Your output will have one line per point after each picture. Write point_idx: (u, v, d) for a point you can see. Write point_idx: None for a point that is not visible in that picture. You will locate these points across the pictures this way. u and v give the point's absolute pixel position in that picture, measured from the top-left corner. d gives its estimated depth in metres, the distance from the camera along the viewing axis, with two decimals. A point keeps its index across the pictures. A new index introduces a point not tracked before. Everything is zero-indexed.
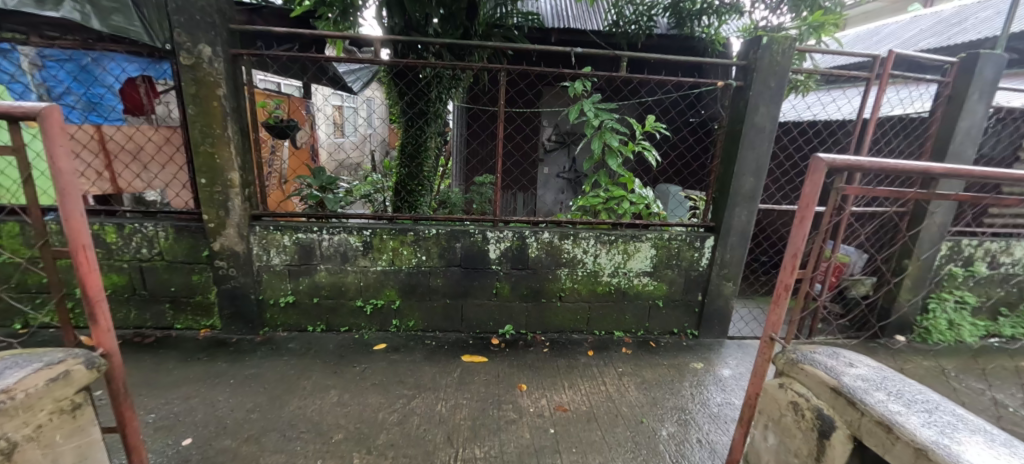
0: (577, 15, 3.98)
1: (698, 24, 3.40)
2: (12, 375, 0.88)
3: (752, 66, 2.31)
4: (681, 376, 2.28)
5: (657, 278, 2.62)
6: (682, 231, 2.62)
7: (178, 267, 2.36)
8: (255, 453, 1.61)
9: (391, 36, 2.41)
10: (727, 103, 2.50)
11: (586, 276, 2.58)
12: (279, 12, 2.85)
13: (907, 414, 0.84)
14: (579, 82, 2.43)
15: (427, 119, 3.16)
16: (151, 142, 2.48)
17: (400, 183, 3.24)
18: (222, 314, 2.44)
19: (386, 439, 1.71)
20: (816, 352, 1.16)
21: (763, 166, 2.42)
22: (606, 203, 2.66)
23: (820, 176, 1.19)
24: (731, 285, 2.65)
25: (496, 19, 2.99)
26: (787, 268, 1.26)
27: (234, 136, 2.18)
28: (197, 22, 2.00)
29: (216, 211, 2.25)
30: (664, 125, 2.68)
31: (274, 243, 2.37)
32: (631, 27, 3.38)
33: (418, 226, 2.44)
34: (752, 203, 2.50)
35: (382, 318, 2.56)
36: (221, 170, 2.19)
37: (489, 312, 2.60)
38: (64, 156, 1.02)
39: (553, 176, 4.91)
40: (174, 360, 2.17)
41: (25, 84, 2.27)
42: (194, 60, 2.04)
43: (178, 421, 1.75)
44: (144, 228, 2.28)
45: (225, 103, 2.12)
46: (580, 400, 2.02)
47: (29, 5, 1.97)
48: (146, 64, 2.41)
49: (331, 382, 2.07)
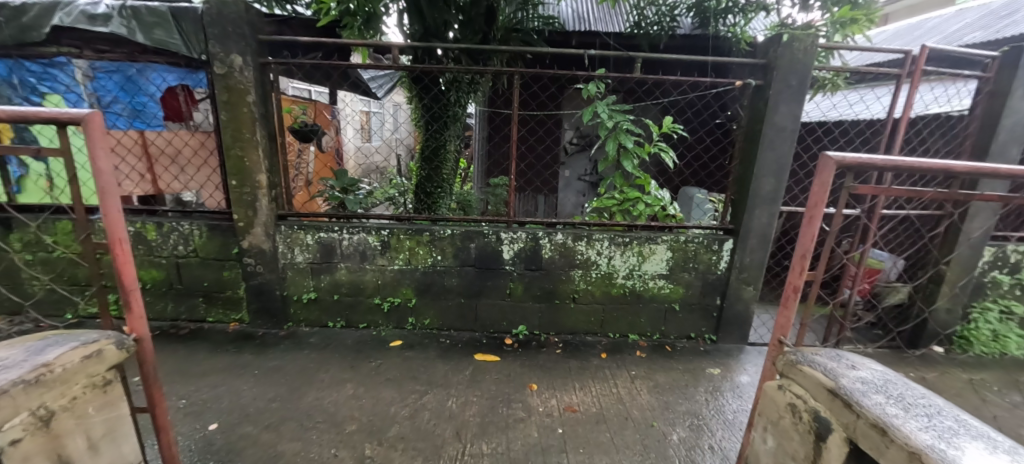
0: (599, 17, 3.97)
1: (723, 23, 3.34)
2: (52, 351, 0.97)
3: (772, 64, 2.25)
4: (696, 381, 2.24)
5: (673, 281, 2.58)
6: (700, 234, 2.57)
7: (211, 264, 2.51)
8: (274, 439, 1.70)
9: (410, 42, 2.48)
10: (747, 103, 2.45)
11: (600, 277, 2.57)
12: (308, 22, 2.99)
13: (905, 417, 0.82)
14: (593, 84, 2.40)
15: (445, 122, 3.23)
16: (187, 147, 2.57)
17: (420, 185, 3.31)
18: (249, 309, 2.57)
19: (397, 431, 1.77)
20: (818, 354, 1.16)
21: (785, 166, 2.35)
22: (621, 205, 2.62)
23: (830, 173, 1.17)
24: (751, 289, 2.57)
25: (517, 23, 3.11)
26: (796, 269, 1.25)
27: (261, 139, 2.31)
28: (228, 33, 2.14)
29: (245, 210, 2.38)
30: (682, 126, 2.62)
31: (298, 241, 2.48)
32: (653, 28, 3.44)
33: (433, 226, 2.50)
34: (773, 205, 2.42)
35: (398, 315, 2.63)
36: (250, 172, 2.32)
37: (501, 312, 2.63)
38: (101, 159, 1.11)
39: (574, 179, 4.90)
40: (205, 351, 2.31)
41: (78, 94, 2.45)
42: (226, 70, 2.18)
43: (205, 408, 1.87)
44: (180, 226, 2.45)
45: (254, 109, 2.25)
46: (590, 401, 2.02)
47: (83, 21, 2.19)
48: (184, 73, 2.51)
49: (348, 376, 2.15)
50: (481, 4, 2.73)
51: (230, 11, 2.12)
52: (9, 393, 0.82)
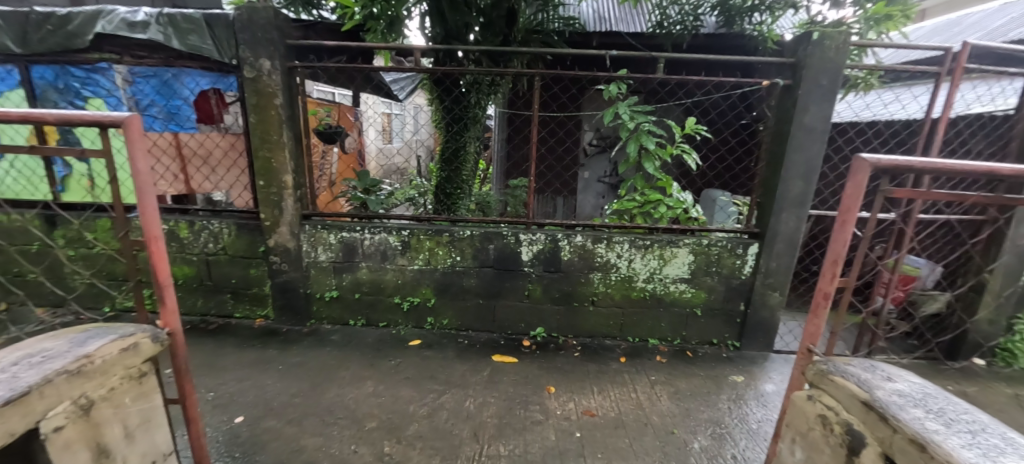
0: (620, 17, 3.94)
1: (749, 21, 3.25)
2: (93, 343, 1.02)
3: (802, 63, 2.18)
4: (718, 388, 2.18)
5: (695, 285, 2.53)
6: (724, 237, 2.51)
7: (238, 261, 2.59)
8: (297, 433, 1.75)
9: (431, 45, 2.51)
10: (774, 104, 2.38)
11: (619, 280, 2.54)
12: (333, 27, 3.07)
13: (946, 433, 0.77)
14: (614, 85, 2.37)
15: (465, 124, 3.25)
16: (218, 148, 2.68)
17: (439, 186, 3.34)
18: (274, 306, 2.64)
19: (415, 430, 1.79)
20: (851, 364, 1.13)
21: (814, 169, 2.27)
22: (642, 207, 2.58)
23: (865, 175, 1.12)
24: (777, 295, 2.49)
25: (537, 24, 3.12)
26: (827, 275, 1.22)
27: (288, 141, 2.38)
28: (258, 39, 2.22)
29: (272, 210, 2.45)
30: (705, 127, 2.56)
31: (321, 240, 2.53)
32: (676, 28, 3.40)
33: (453, 227, 2.51)
34: (801, 209, 2.34)
35: (417, 315, 2.66)
36: (277, 172, 2.39)
37: (519, 314, 2.62)
38: (140, 160, 1.16)
39: (593, 180, 4.84)
40: (232, 346, 2.39)
41: (118, 98, 2.56)
42: (255, 73, 2.26)
43: (232, 401, 1.93)
44: (211, 225, 2.54)
45: (281, 111, 2.32)
46: (609, 405, 2.00)
47: (123, 29, 2.31)
48: (216, 77, 2.57)
49: (368, 374, 2.19)
50: (502, 7, 2.74)
51: (260, 17, 2.19)
52: (53, 383, 0.87)
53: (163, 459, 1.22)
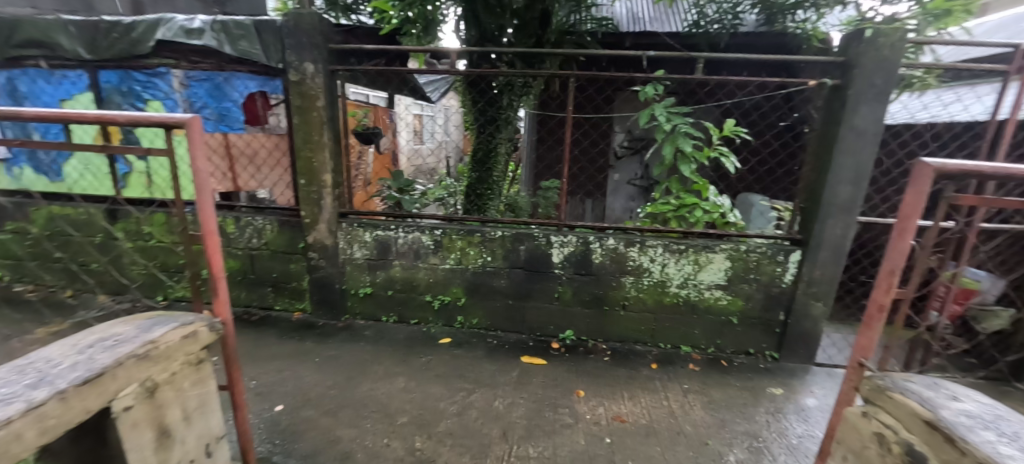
0: (655, 17, 3.87)
1: (792, 19, 3.12)
2: (159, 329, 1.09)
3: (852, 62, 2.08)
4: (755, 400, 2.10)
5: (732, 292, 2.44)
6: (764, 243, 2.42)
7: (279, 256, 2.70)
8: (332, 424, 1.81)
9: (466, 47, 2.54)
10: (821, 105, 2.27)
11: (652, 285, 2.49)
12: (372, 31, 3.16)
13: (1022, 460, 0.71)
14: (651, 86, 2.33)
15: (498, 125, 3.27)
16: (263, 148, 2.81)
17: (471, 186, 3.37)
18: (311, 300, 2.74)
19: (445, 427, 1.81)
20: (911, 381, 1.07)
21: (864, 173, 2.15)
22: (677, 211, 2.53)
23: (927, 181, 1.05)
24: (821, 306, 2.37)
25: (570, 25, 3.11)
26: (882, 286, 1.16)
27: (328, 141, 2.46)
28: (304, 44, 2.32)
29: (312, 208, 2.54)
30: (745, 129, 2.47)
31: (357, 238, 2.61)
32: (713, 27, 3.35)
33: (484, 228, 2.53)
34: (850, 215, 2.22)
35: (448, 314, 2.70)
36: (317, 171, 2.48)
37: (549, 316, 2.62)
38: (200, 159, 1.24)
39: (623, 183, 4.74)
40: (272, 337, 2.50)
41: (175, 100, 2.72)
42: (300, 77, 2.36)
43: (272, 390, 2.02)
44: (255, 221, 2.66)
45: (323, 113, 2.41)
46: (639, 412, 1.96)
47: (181, 36, 2.46)
48: (263, 81, 2.65)
49: (399, 370, 2.23)
50: (536, 8, 2.75)
51: (305, 22, 2.29)
52: (123, 366, 0.94)
53: (216, 442, 1.28)
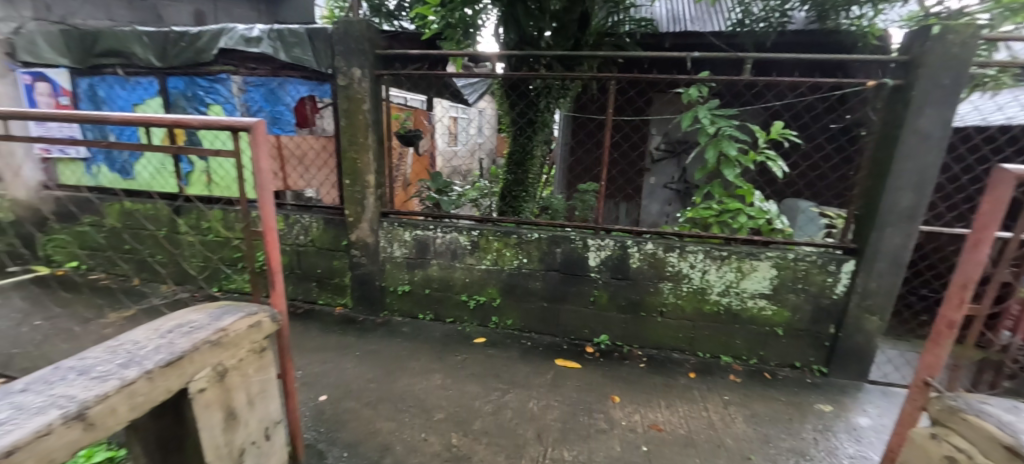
0: (696, 16, 3.77)
1: (846, 16, 2.97)
2: (228, 318, 1.17)
3: (916, 61, 1.95)
4: (802, 416, 2.00)
5: (777, 302, 2.34)
6: (813, 252, 2.30)
7: (324, 253, 2.83)
8: (372, 416, 1.87)
9: (506, 51, 2.57)
10: (880, 107, 2.14)
11: (691, 292, 2.42)
12: (414, 36, 3.26)
13: None
14: (694, 88, 2.27)
15: (536, 128, 3.29)
16: (312, 150, 2.93)
17: (506, 188, 3.40)
18: (352, 296, 2.85)
19: (481, 425, 1.84)
20: (987, 403, 1.00)
21: (929, 180, 2.00)
22: (719, 216, 2.45)
23: (1007, 189, 0.98)
24: (877, 320, 2.22)
25: (608, 27, 3.08)
26: (953, 301, 1.09)
27: (372, 143, 2.56)
28: (352, 50, 2.42)
29: (355, 207, 2.65)
30: (794, 131, 2.36)
31: (397, 237, 2.70)
32: (759, 26, 3.21)
33: (520, 229, 2.55)
34: (911, 224, 2.07)
35: (483, 314, 2.73)
36: (361, 172, 2.58)
37: (584, 320, 2.60)
38: (263, 160, 1.32)
39: (659, 186, 4.65)
40: (316, 330, 2.62)
41: (233, 104, 2.90)
42: (347, 81, 2.47)
43: (317, 380, 2.12)
44: (303, 219, 2.80)
45: (368, 116, 2.51)
46: (677, 422, 1.91)
47: (241, 44, 2.65)
48: (314, 85, 2.82)
49: (435, 366, 2.28)
50: (575, 11, 2.75)
51: (354, 29, 2.39)
52: (199, 351, 1.02)
53: (274, 426, 1.36)
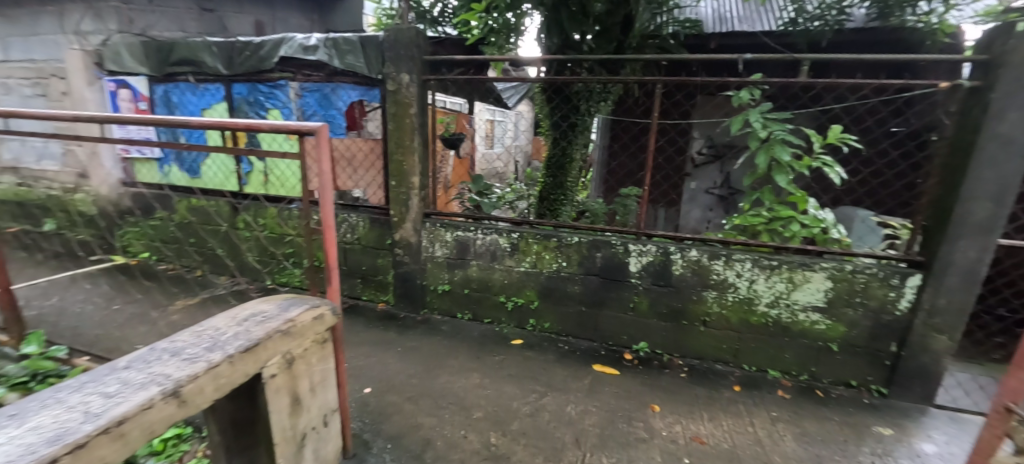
0: (745, 16, 3.64)
1: (912, 12, 2.78)
2: (295, 310, 1.26)
3: (998, 60, 1.79)
4: (858, 438, 1.89)
5: (832, 317, 2.22)
6: (873, 264, 2.17)
7: (369, 251, 2.95)
8: (414, 411, 1.93)
9: (550, 55, 2.60)
10: (954, 110, 1.99)
11: (737, 302, 2.34)
12: (459, 41, 3.34)
13: None
14: (746, 91, 2.19)
15: (576, 131, 3.28)
16: (360, 152, 3.06)
17: (545, 191, 3.42)
18: (394, 293, 2.96)
19: (519, 426, 1.85)
20: None
21: (1011, 189, 1.82)
22: (769, 224, 2.36)
23: None
24: (946, 339, 2.06)
25: (653, 29, 3.03)
26: None
27: (418, 146, 2.64)
28: (401, 56, 2.52)
29: (400, 207, 2.74)
30: (854, 136, 2.23)
31: (439, 237, 2.77)
32: (814, 24, 3.05)
33: (560, 233, 2.56)
34: (990, 237, 1.89)
35: (520, 315, 2.76)
36: (407, 174, 2.67)
37: (622, 326, 2.57)
38: (325, 162, 1.40)
39: (700, 191, 4.52)
40: (360, 324, 2.73)
41: (290, 108, 3.10)
42: (396, 86, 2.57)
43: (362, 372, 2.22)
44: (350, 218, 2.94)
45: (414, 119, 2.59)
46: (721, 435, 1.85)
47: (299, 53, 2.80)
48: (364, 90, 2.94)
49: (473, 366, 2.33)
50: (619, 13, 2.74)
51: (404, 36, 2.49)
52: (272, 339, 1.10)
53: (331, 414, 1.44)
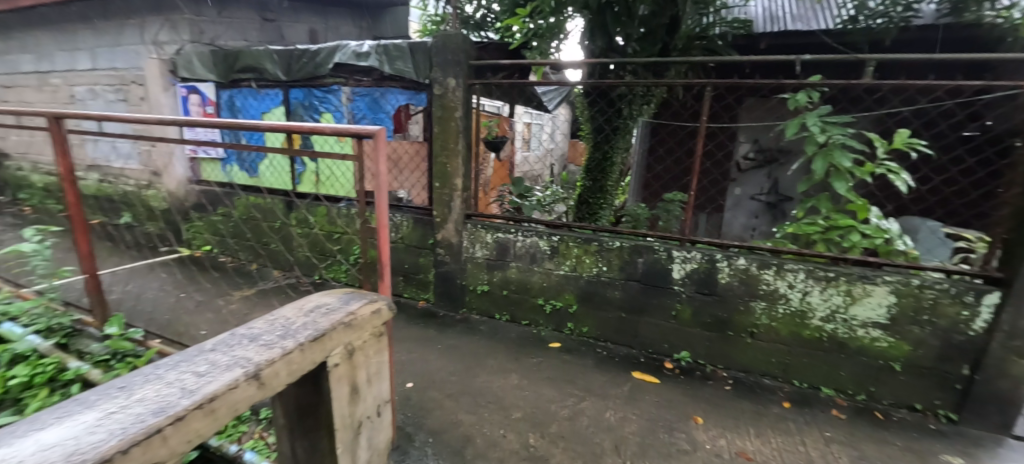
0: (798, 15, 3.48)
1: (990, 7, 2.56)
2: (355, 303, 1.33)
3: None
4: None
5: (895, 334, 2.08)
6: (944, 279, 2.02)
7: (411, 250, 3.05)
8: (455, 407, 1.98)
9: (594, 59, 2.60)
10: None
11: (788, 314, 2.24)
12: (502, 46, 3.40)
13: None
14: (803, 94, 2.10)
15: (618, 135, 3.26)
16: (407, 154, 3.19)
17: (584, 195, 3.41)
18: (435, 291, 3.04)
19: (557, 429, 1.86)
20: None
21: None
22: (826, 234, 2.24)
23: None
24: None
25: (700, 30, 2.95)
26: None
27: (462, 148, 2.71)
28: (449, 61, 2.60)
29: (442, 208, 2.82)
30: (924, 141, 2.08)
31: (479, 238, 2.82)
32: (876, 22, 2.87)
33: (601, 237, 2.55)
34: None
35: (558, 319, 2.76)
36: (450, 175, 2.75)
37: (664, 334, 2.52)
38: (382, 164, 1.46)
39: (745, 197, 4.35)
40: (402, 321, 2.83)
41: (341, 112, 3.24)
42: (443, 90, 2.66)
43: (404, 367, 2.30)
44: (395, 217, 3.05)
45: (459, 123, 2.66)
46: (769, 453, 1.78)
47: (352, 59, 2.95)
48: (411, 95, 2.99)
49: (511, 366, 2.35)
50: (665, 15, 2.70)
51: (452, 42, 2.56)
52: (336, 330, 1.17)
53: (383, 406, 1.50)
